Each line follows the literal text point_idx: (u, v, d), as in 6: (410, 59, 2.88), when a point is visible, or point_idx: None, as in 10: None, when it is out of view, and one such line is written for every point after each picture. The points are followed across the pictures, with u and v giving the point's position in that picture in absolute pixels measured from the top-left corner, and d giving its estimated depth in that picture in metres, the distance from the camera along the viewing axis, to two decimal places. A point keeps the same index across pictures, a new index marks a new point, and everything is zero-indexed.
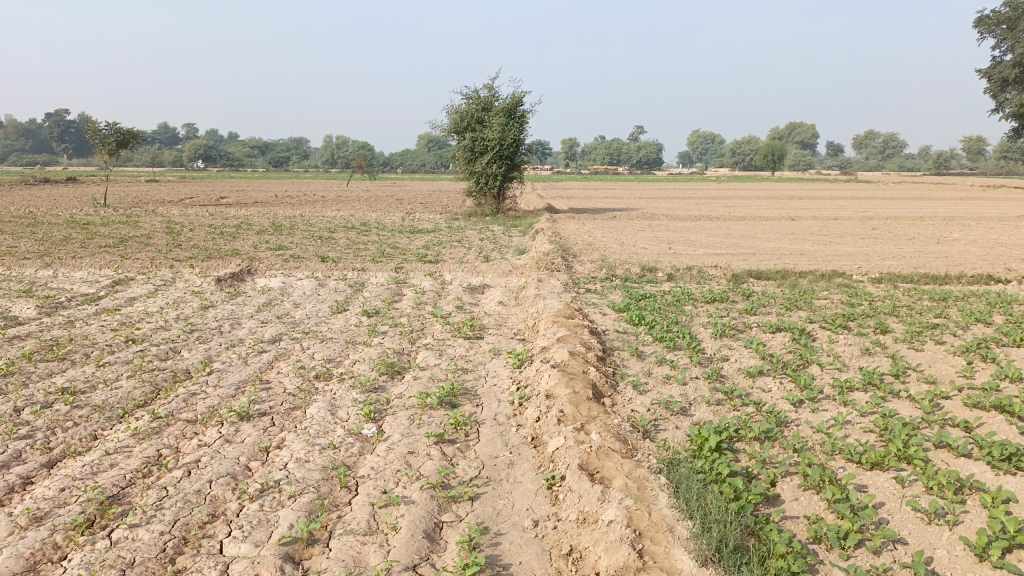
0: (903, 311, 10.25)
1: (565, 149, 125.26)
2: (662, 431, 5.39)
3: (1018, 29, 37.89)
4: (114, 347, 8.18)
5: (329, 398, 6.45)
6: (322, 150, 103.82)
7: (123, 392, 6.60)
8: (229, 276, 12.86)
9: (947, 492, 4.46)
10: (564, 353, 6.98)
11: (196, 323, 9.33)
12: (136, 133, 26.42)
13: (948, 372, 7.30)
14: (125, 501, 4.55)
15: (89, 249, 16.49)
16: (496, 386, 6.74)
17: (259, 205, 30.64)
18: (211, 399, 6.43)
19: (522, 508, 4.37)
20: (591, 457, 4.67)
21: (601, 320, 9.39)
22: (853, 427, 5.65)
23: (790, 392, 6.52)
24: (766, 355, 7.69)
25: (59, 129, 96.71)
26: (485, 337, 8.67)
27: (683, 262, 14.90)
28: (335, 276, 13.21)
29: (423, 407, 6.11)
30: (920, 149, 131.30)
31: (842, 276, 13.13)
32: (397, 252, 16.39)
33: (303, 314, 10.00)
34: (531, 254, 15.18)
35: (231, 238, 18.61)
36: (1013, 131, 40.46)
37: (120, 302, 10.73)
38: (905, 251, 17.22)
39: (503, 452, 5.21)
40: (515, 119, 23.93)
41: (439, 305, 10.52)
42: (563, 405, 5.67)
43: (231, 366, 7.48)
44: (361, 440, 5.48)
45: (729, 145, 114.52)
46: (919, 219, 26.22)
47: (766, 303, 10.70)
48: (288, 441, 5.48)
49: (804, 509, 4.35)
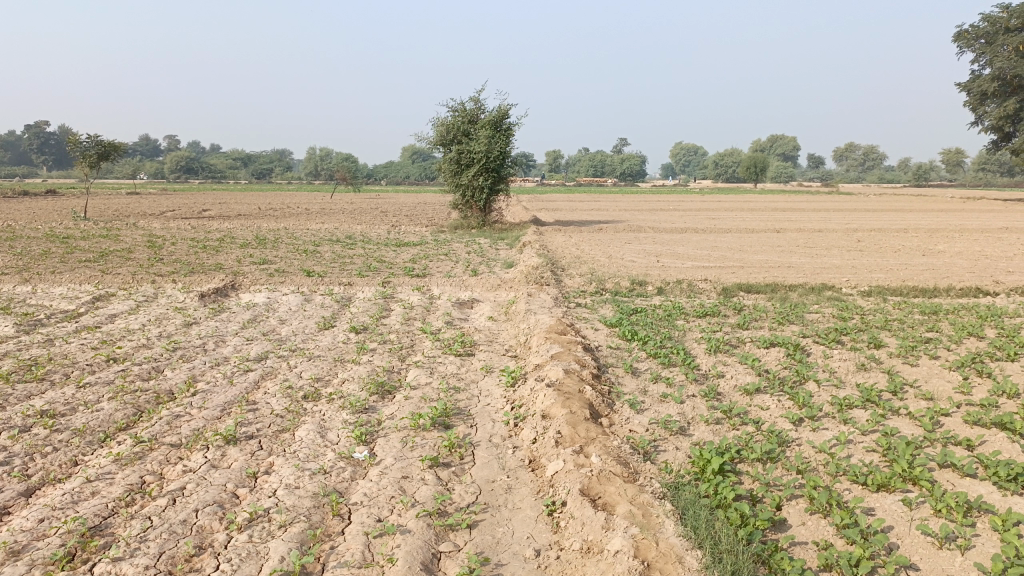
0: (896, 325, 10.21)
1: (551, 161, 126.19)
2: (663, 453, 5.26)
3: (996, 43, 38.39)
4: (95, 367, 7.96)
5: (319, 420, 6.27)
6: (306, 163, 103.41)
7: (104, 415, 6.39)
8: (213, 291, 12.63)
9: (956, 515, 4.36)
10: (559, 371, 6.84)
11: (179, 341, 9.12)
12: (117, 145, 26.12)
13: (945, 388, 7.23)
14: (107, 532, 4.36)
15: (69, 264, 16.19)
16: (490, 406, 6.58)
17: (242, 218, 30.35)
18: (196, 422, 6.23)
19: (522, 536, 4.22)
20: (592, 482, 4.54)
21: (594, 336, 9.26)
22: (856, 446, 5.55)
23: (789, 409, 6.42)
24: (762, 372, 7.59)
25: (38, 141, 95.70)
26: (477, 354, 8.53)
27: (672, 276, 14.85)
28: (321, 291, 13.01)
29: (415, 429, 5.94)
30: (899, 161, 132.84)
31: (831, 290, 13.10)
32: (383, 266, 16.24)
33: (290, 331, 9.81)
34: (520, 268, 15.07)
35: (215, 252, 18.38)
36: (992, 144, 40.90)
37: (101, 319, 10.49)
38: (892, 263, 17.26)
39: (500, 476, 5.06)
40: (501, 132, 23.88)
41: (429, 321, 10.35)
42: (560, 426, 5.53)
43: (216, 386, 7.28)
44: (353, 464, 5.30)
45: (712, 157, 115.32)
46: (903, 231, 26.38)
47: (758, 317, 10.63)
48: (278, 466, 5.29)
49: (813, 534, 4.23)
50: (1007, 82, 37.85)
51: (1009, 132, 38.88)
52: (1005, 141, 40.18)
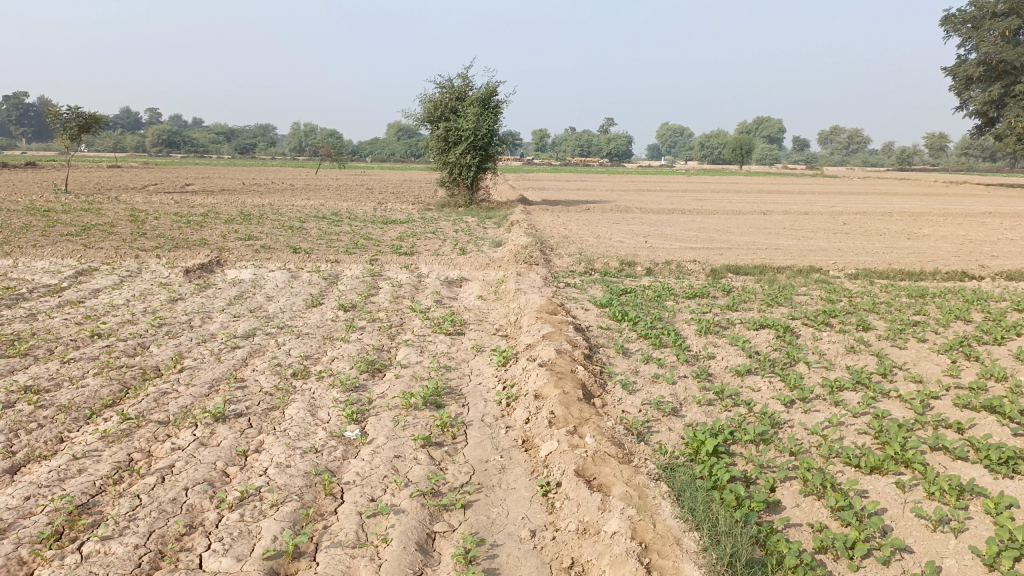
0: (883, 307, 10.25)
1: (538, 140, 125.61)
2: (656, 434, 5.25)
3: (983, 27, 38.46)
4: (79, 342, 7.83)
5: (308, 398, 6.21)
6: (290, 138, 102.27)
7: (90, 392, 6.29)
8: (198, 267, 12.47)
9: (949, 497, 4.38)
10: (551, 351, 6.81)
11: (165, 317, 8.99)
12: (98, 117, 25.66)
13: (934, 371, 7.27)
14: (96, 510, 4.28)
15: (50, 237, 15.93)
16: (481, 386, 6.55)
17: (226, 193, 29.99)
18: (184, 399, 6.14)
19: (517, 517, 4.20)
20: (587, 463, 4.52)
21: (584, 316, 9.22)
22: (848, 428, 5.57)
23: (780, 391, 6.43)
24: (753, 353, 7.60)
25: (17, 112, 94.00)
26: (467, 333, 8.47)
27: (661, 256, 14.84)
28: (307, 268, 12.87)
29: (407, 408, 5.89)
30: (884, 145, 133.37)
31: (819, 272, 13.13)
32: (370, 244, 16.11)
33: (277, 308, 9.70)
34: (509, 246, 14.98)
35: (199, 228, 18.16)
36: (977, 129, 41.07)
37: (84, 294, 10.32)
38: (878, 247, 17.33)
39: (493, 456, 5.03)
40: (489, 109, 23.66)
41: (418, 300, 10.27)
42: (553, 407, 5.51)
43: (204, 363, 7.18)
44: (344, 443, 5.25)
45: (698, 138, 115.24)
46: (889, 215, 26.50)
47: (746, 298, 10.64)
48: (268, 444, 5.23)
49: (808, 516, 4.24)
50: (992, 67, 37.99)
51: (994, 116, 39.09)
52: (989, 126, 40.39)
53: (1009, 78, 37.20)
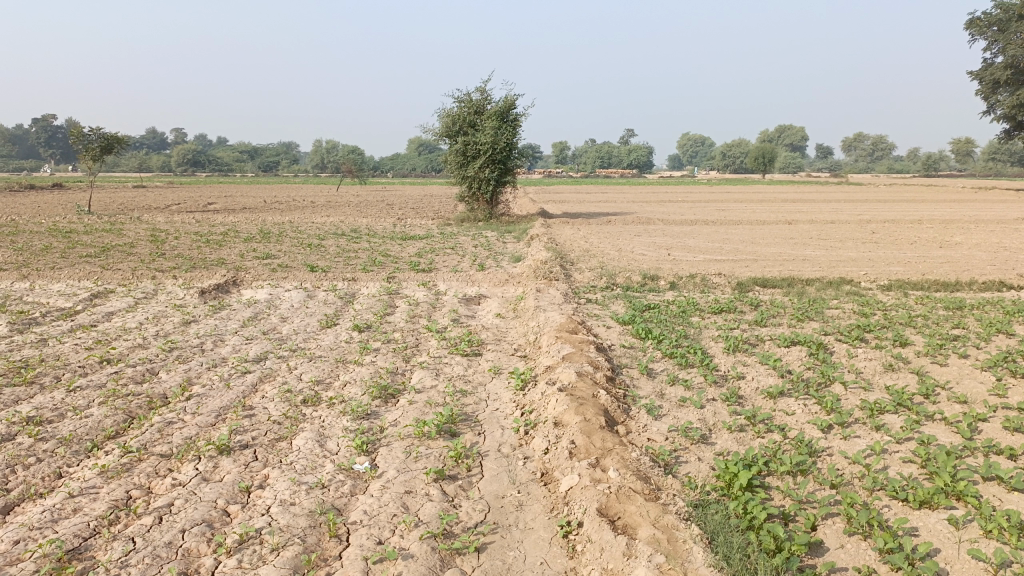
0: (919, 321, 9.80)
1: (558, 152, 125.64)
2: (684, 465, 4.91)
3: (1009, 30, 37.63)
4: (87, 369, 7.64)
5: (318, 427, 5.93)
6: (312, 155, 103.06)
7: (92, 423, 6.06)
8: (214, 288, 12.30)
9: (1009, 536, 3.99)
10: (571, 374, 6.48)
11: (176, 341, 8.79)
12: (120, 138, 25.79)
13: (979, 390, 6.84)
14: (86, 556, 4.02)
15: (70, 259, 15.90)
16: (498, 411, 6.23)
17: (247, 211, 30.02)
18: (189, 430, 5.90)
19: (536, 562, 3.88)
20: (611, 500, 4.18)
21: (606, 334, 8.89)
22: (891, 457, 5.18)
23: (816, 415, 6.04)
24: (785, 373, 7.21)
25: (46, 134, 95.69)
26: (484, 354, 8.17)
27: (684, 269, 14.47)
28: (324, 287, 12.67)
29: (420, 437, 5.59)
30: (908, 151, 131.63)
31: (849, 284, 12.69)
32: (388, 260, 15.90)
33: (290, 330, 9.46)
34: (528, 262, 14.69)
35: (218, 247, 18.06)
36: (1005, 133, 40.20)
37: (98, 317, 10.18)
38: (909, 256, 16.80)
39: (510, 491, 4.71)
40: (508, 122, 23.43)
41: (434, 319, 9.99)
42: (574, 436, 5.18)
43: (212, 390, 6.94)
44: (353, 477, 4.96)
45: (720, 148, 114.50)
46: (918, 222, 25.91)
47: (775, 313, 10.25)
48: (272, 479, 4.95)
49: (853, 560, 3.88)
50: (1019, 70, 37.14)
51: (1023, 120, 38.23)
52: (1017, 130, 39.50)
53: None
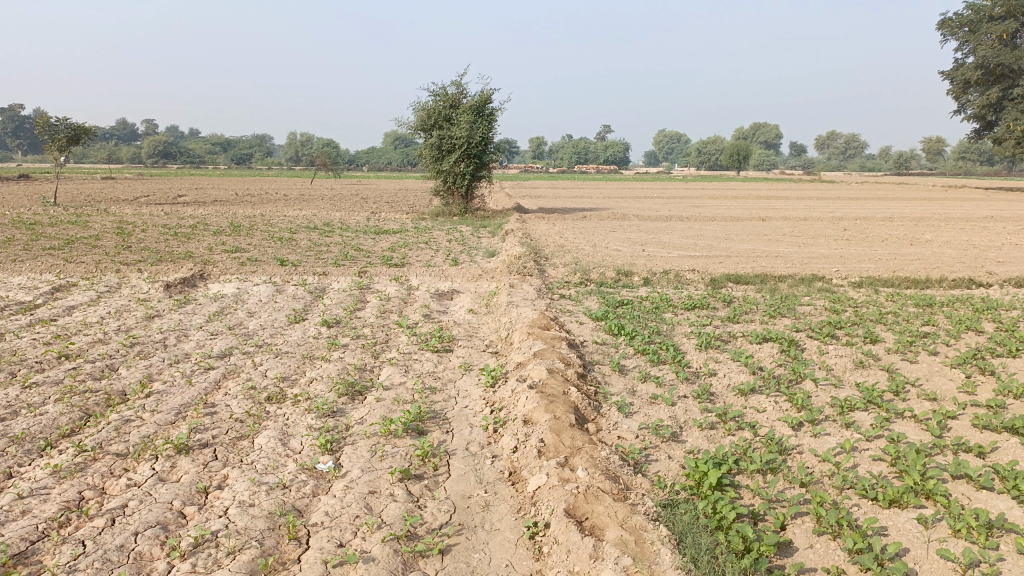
0: (890, 318, 9.84)
1: (534, 148, 125.55)
2: (654, 464, 4.83)
3: (980, 31, 38.11)
4: (44, 365, 7.40)
5: (281, 425, 5.78)
6: (287, 148, 101.99)
7: (47, 420, 5.85)
8: (180, 282, 12.04)
9: (978, 536, 3.96)
10: (542, 371, 6.39)
11: (138, 336, 8.57)
12: (87, 128, 25.23)
13: (949, 388, 6.85)
14: (32, 561, 3.85)
15: (32, 252, 15.49)
16: (467, 409, 6.12)
17: (218, 204, 29.57)
18: (147, 428, 5.71)
19: (500, 564, 3.79)
20: (579, 500, 4.09)
21: (578, 330, 8.81)
22: (861, 454, 5.15)
23: (787, 412, 6.01)
24: (757, 370, 7.18)
25: (13, 125, 93.67)
26: (455, 350, 8.06)
27: (658, 265, 14.44)
28: (294, 281, 12.46)
29: (386, 435, 5.46)
30: (880, 149, 133.29)
31: (822, 281, 12.73)
32: (361, 255, 15.70)
33: (257, 325, 9.27)
34: (502, 257, 14.58)
35: (186, 240, 17.72)
36: (975, 133, 40.77)
37: (58, 311, 9.89)
38: (880, 253, 16.93)
39: (477, 490, 4.61)
40: (483, 116, 23.26)
41: (405, 314, 9.84)
42: (543, 434, 5.09)
43: (173, 387, 6.75)
44: (315, 477, 4.83)
45: (695, 145, 115.12)
46: (889, 220, 26.16)
47: (748, 310, 10.23)
48: (231, 479, 4.80)
49: (823, 560, 3.83)
50: (990, 71, 37.64)
51: (992, 120, 38.79)
52: (987, 130, 40.07)
53: (1007, 81, 36.93)
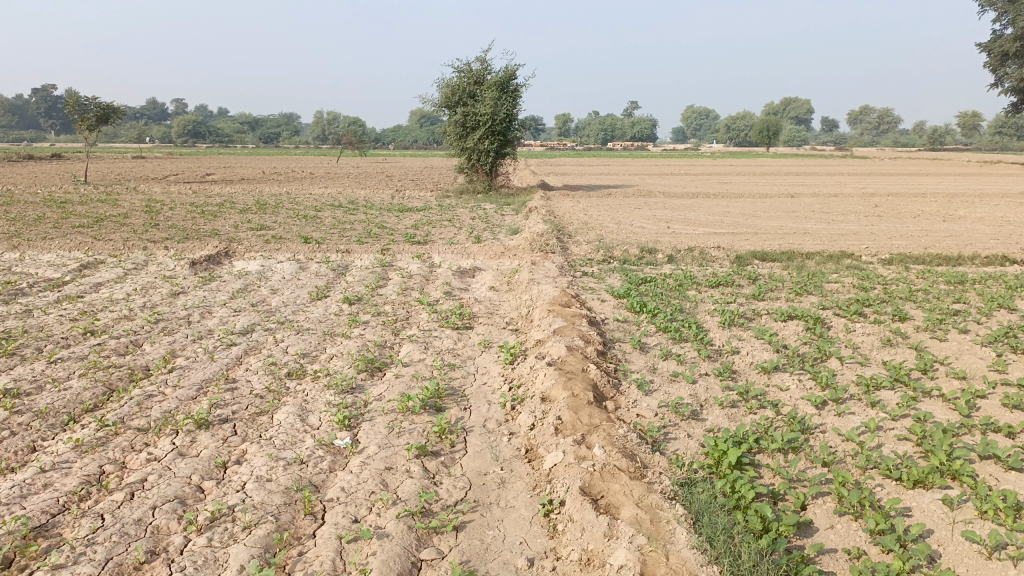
0: (920, 296, 9.62)
1: (561, 124, 124.57)
2: (673, 442, 4.77)
3: (1019, 1, 36.94)
4: (70, 341, 7.50)
5: (300, 401, 5.79)
6: (313, 126, 102.31)
7: (71, 395, 5.93)
8: (205, 259, 12.14)
9: (1005, 518, 3.86)
10: (561, 348, 6.34)
11: (162, 312, 8.66)
12: (116, 107, 25.45)
13: (979, 366, 6.68)
14: (53, 533, 3.90)
15: (63, 229, 15.71)
16: (486, 386, 6.10)
17: (245, 182, 29.76)
18: (168, 403, 5.77)
19: (514, 542, 3.76)
20: (594, 479, 4.05)
21: (600, 307, 8.73)
22: (886, 434, 5.04)
23: (811, 391, 5.90)
24: (781, 348, 7.05)
25: (46, 105, 95.03)
26: (475, 327, 8.03)
27: (683, 243, 14.27)
28: (317, 259, 12.50)
29: (403, 412, 5.44)
30: (914, 124, 130.35)
31: (850, 258, 12.49)
32: (384, 232, 15.73)
33: (280, 302, 9.31)
34: (525, 234, 14.52)
35: (213, 218, 17.86)
36: (1012, 107, 39.70)
37: (86, 288, 10.03)
38: (912, 230, 16.56)
39: (493, 468, 4.59)
40: (507, 93, 23.06)
41: (427, 291, 9.82)
42: (560, 412, 5.05)
43: (195, 363, 6.81)
44: (332, 453, 4.83)
45: (724, 120, 113.56)
46: (922, 196, 25.63)
47: (774, 287, 10.06)
48: (250, 454, 4.83)
49: (843, 541, 3.75)
50: None
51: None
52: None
53: None
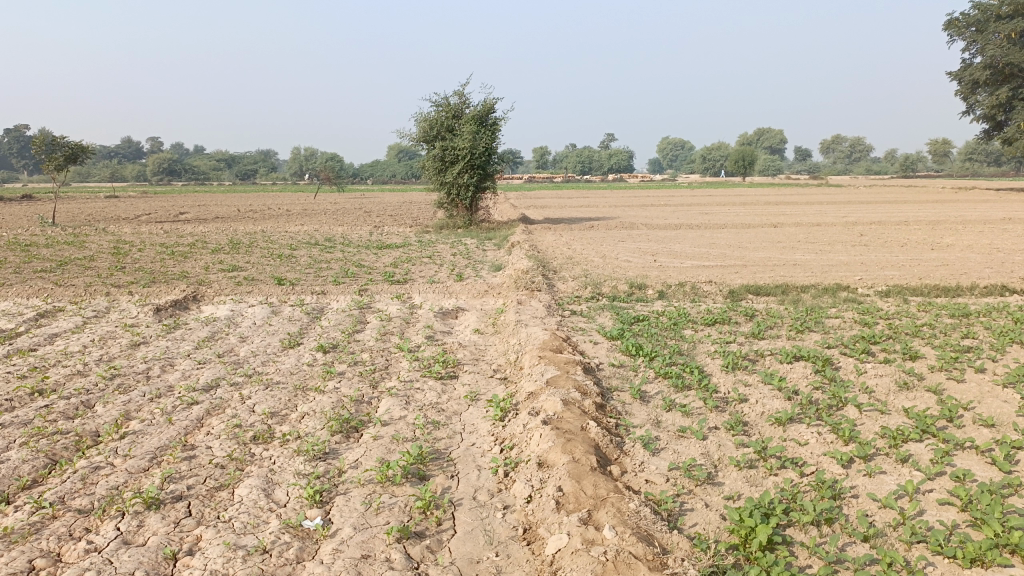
0: (927, 331, 9.16)
1: (539, 157, 125.29)
2: (690, 516, 4.22)
3: (988, 30, 37.44)
4: (15, 403, 6.80)
5: (266, 471, 5.16)
6: (291, 164, 101.77)
7: (6, 470, 5.24)
8: (171, 304, 11.46)
9: None
10: (556, 403, 5.78)
11: (119, 366, 7.97)
12: (85, 146, 24.69)
13: (1007, 411, 6.16)
14: None
15: (23, 274, 14.94)
16: (474, 447, 5.49)
17: (219, 221, 29.08)
18: (117, 477, 5.11)
19: None
20: (607, 571, 3.47)
21: (593, 351, 8.17)
22: (926, 498, 4.50)
23: (833, 446, 5.36)
24: (792, 395, 6.51)
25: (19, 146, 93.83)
26: (460, 377, 7.43)
27: (672, 277, 13.83)
28: (291, 301, 11.87)
29: (383, 483, 4.82)
30: (886, 153, 132.32)
31: (846, 291, 12.07)
32: (362, 271, 15.12)
33: (249, 351, 8.66)
34: (509, 271, 13.99)
35: (182, 259, 17.17)
36: (984, 133, 40.04)
37: (39, 339, 9.32)
38: (902, 259, 16.24)
39: (489, 553, 3.99)
40: (486, 127, 22.70)
41: (407, 336, 9.21)
42: (562, 482, 4.47)
43: (151, 427, 6.14)
44: (301, 538, 4.20)
45: (700, 151, 114.56)
46: (905, 224, 25.44)
47: (773, 324, 9.57)
48: (205, 542, 4.19)
49: None
50: (998, 70, 36.86)
51: (1002, 120, 38.02)
52: (996, 130, 39.30)
53: (1016, 81, 36.09)
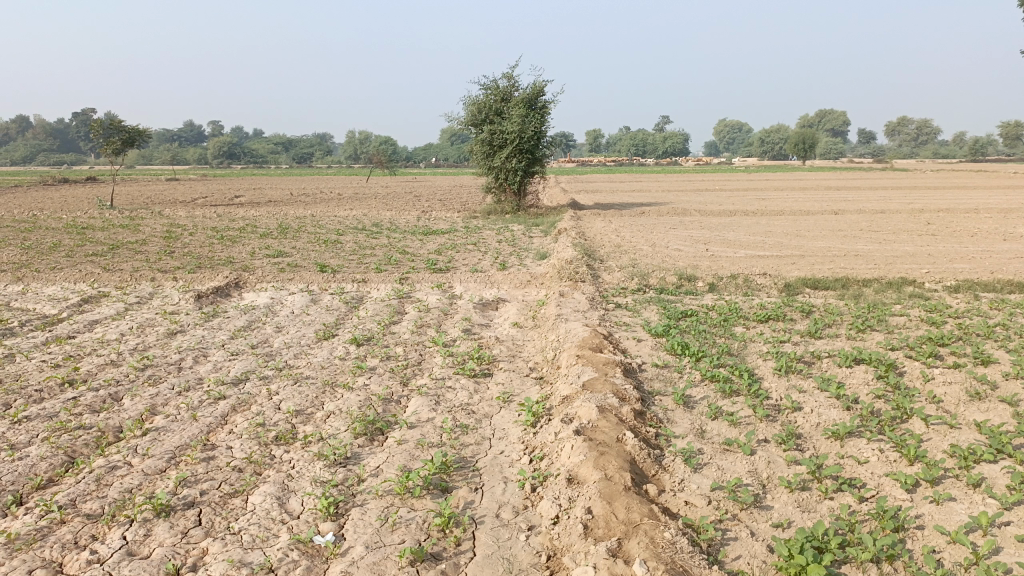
0: (1001, 332, 8.46)
1: (592, 140, 123.87)
2: (733, 547, 3.82)
3: None
4: (44, 394, 6.72)
5: (283, 477, 4.91)
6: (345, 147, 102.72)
7: (22, 468, 5.11)
8: (212, 291, 11.40)
9: None
10: (592, 411, 5.41)
11: (152, 356, 7.86)
12: (140, 130, 24.99)
13: None
14: None
15: (75, 258, 15.13)
16: (502, 456, 5.16)
17: (271, 204, 29.33)
18: (131, 479, 4.93)
19: None
20: None
21: (636, 349, 7.74)
22: (1002, 533, 4.00)
23: (896, 466, 4.86)
24: (851, 405, 6.00)
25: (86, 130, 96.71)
26: (495, 375, 7.10)
27: (724, 268, 13.23)
28: (330, 290, 11.71)
29: (402, 496, 4.53)
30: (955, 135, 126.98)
31: (912, 285, 11.32)
32: (405, 258, 14.89)
33: (282, 343, 8.47)
34: (554, 260, 13.58)
35: (230, 244, 17.22)
36: None
37: (78, 327, 9.29)
38: (972, 250, 15.28)
39: None
40: (536, 110, 22.19)
41: (443, 329, 8.91)
42: (591, 503, 4.11)
43: (174, 423, 5.97)
44: (309, 556, 3.93)
45: (758, 134, 111.70)
46: (975, 211, 24.12)
47: (831, 321, 8.98)
48: (210, 557, 3.96)
49: None
50: None
51: None
52: None
53: None
